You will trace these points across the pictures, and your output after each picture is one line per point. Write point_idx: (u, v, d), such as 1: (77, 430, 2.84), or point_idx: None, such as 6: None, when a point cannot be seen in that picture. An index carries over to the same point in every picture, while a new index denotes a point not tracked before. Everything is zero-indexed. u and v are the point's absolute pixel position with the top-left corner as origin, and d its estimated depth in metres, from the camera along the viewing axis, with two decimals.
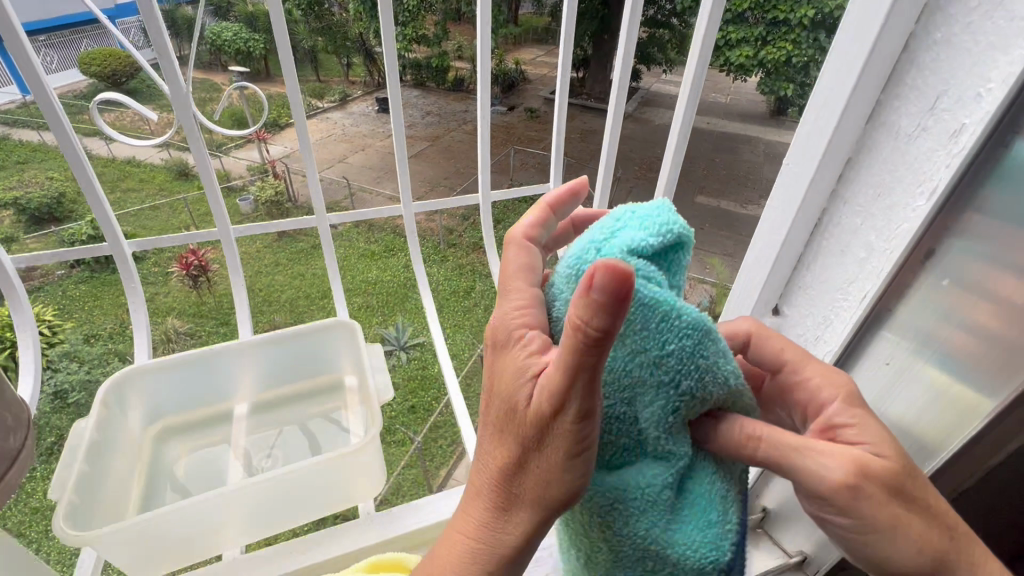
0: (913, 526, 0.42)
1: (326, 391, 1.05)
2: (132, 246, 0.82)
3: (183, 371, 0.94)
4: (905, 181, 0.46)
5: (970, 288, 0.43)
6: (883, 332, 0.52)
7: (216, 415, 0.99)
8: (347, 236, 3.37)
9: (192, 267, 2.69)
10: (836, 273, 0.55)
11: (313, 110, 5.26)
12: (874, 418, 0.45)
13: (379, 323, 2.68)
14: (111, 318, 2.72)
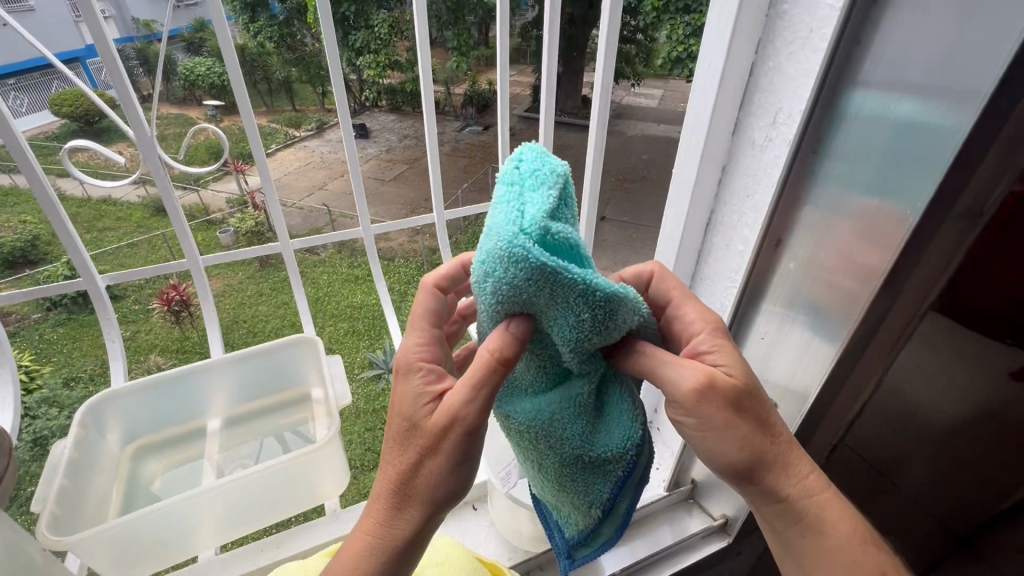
0: (744, 435, 0.49)
1: (294, 401, 1.06)
2: (105, 281, 0.84)
3: (154, 390, 0.96)
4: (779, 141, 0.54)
5: (806, 275, 0.56)
6: (775, 278, 0.60)
7: (187, 431, 1.01)
8: (330, 262, 3.37)
9: (173, 302, 2.66)
10: (726, 258, 0.67)
11: (290, 140, 5.28)
12: (733, 346, 0.53)
13: (366, 347, 2.68)
14: (91, 360, 2.67)
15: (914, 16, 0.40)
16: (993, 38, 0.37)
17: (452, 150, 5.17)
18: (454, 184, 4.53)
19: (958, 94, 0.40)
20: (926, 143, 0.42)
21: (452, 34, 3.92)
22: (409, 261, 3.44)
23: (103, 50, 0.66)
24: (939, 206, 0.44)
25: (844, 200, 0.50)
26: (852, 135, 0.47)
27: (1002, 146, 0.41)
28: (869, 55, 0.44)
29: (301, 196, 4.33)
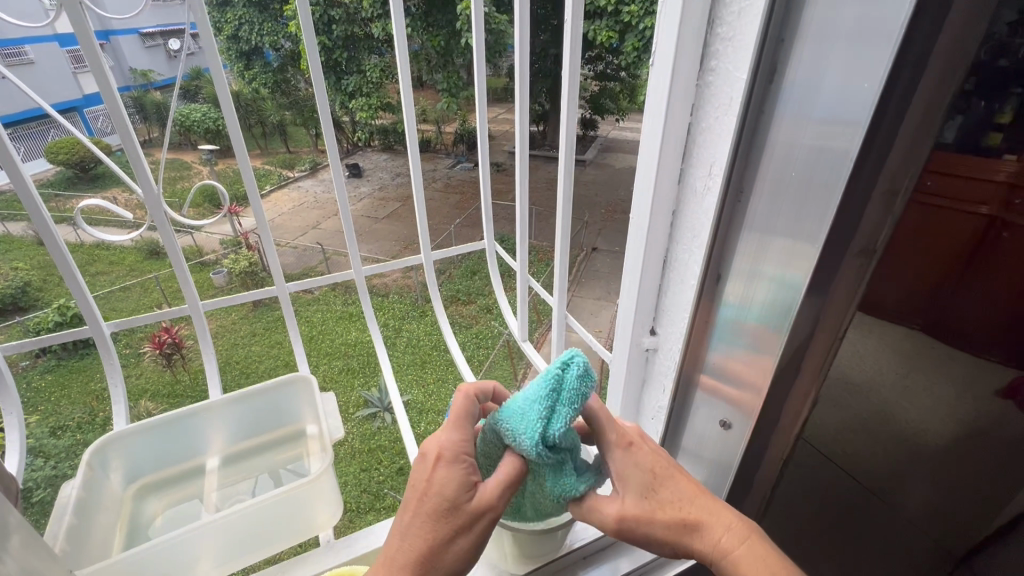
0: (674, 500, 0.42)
1: (291, 439, 1.01)
2: (109, 328, 0.84)
3: (160, 429, 0.89)
4: (692, 189, 0.41)
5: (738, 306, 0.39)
6: (697, 371, 0.46)
7: (187, 470, 0.94)
8: (324, 300, 3.38)
9: (165, 345, 2.61)
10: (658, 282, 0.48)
11: (284, 181, 5.36)
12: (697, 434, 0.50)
13: (360, 386, 2.65)
14: (79, 407, 2.63)
15: (818, 8, 0.28)
16: (877, 15, 0.25)
17: (444, 187, 5.25)
18: (446, 219, 4.59)
19: (842, 97, 0.28)
20: (824, 169, 0.30)
21: (442, 76, 4.04)
22: (403, 297, 3.45)
23: (109, 101, 0.70)
24: (833, 252, 0.32)
25: (763, 256, 0.36)
26: (783, 83, 0.31)
27: (889, 175, 0.29)
28: (785, 69, 0.31)
29: (295, 236, 4.37)
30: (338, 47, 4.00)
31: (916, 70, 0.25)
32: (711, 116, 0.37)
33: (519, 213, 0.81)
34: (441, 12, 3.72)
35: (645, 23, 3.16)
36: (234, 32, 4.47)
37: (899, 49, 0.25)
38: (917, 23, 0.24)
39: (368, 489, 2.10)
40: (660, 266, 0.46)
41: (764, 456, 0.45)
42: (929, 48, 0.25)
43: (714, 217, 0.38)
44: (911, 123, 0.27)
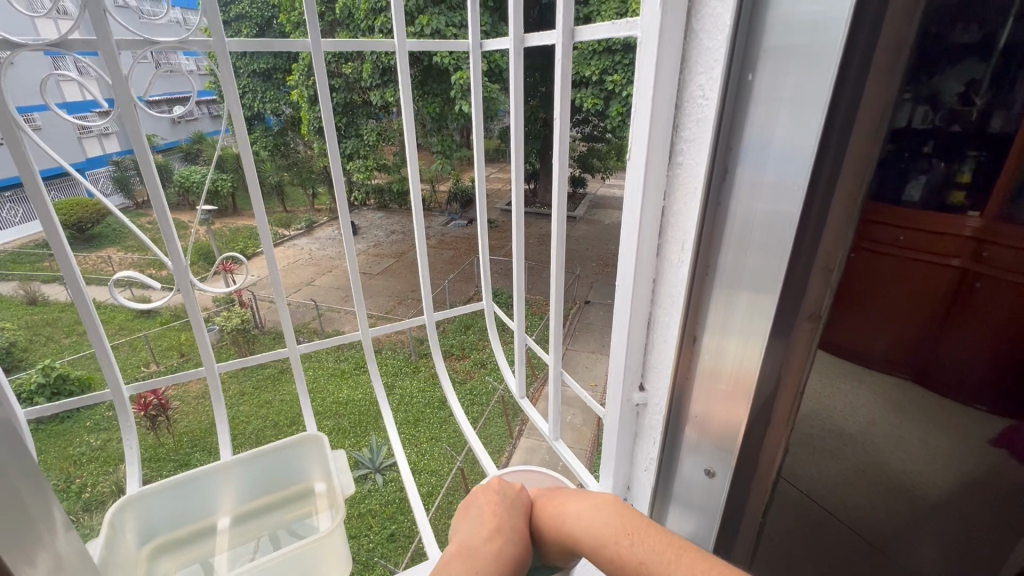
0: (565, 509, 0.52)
1: (298, 497, 0.99)
2: (127, 390, 0.85)
3: (175, 490, 0.87)
4: (666, 261, 0.45)
5: (720, 357, 0.41)
6: (682, 424, 0.48)
7: (201, 528, 0.91)
8: (317, 357, 3.37)
9: (151, 407, 2.56)
10: (656, 334, 0.49)
11: (280, 239, 5.43)
12: (689, 487, 0.50)
13: (352, 445, 2.59)
14: (55, 473, 2.53)
15: (758, 105, 0.33)
16: (807, 105, 0.30)
17: (438, 243, 5.37)
18: (440, 274, 4.65)
19: (784, 170, 0.32)
20: (776, 235, 0.34)
21: (436, 139, 4.22)
22: (396, 352, 3.46)
23: (144, 169, 0.74)
24: (786, 306, 0.35)
25: (731, 315, 0.39)
26: (748, 162, 0.35)
27: (826, 244, 0.32)
28: (735, 159, 0.36)
29: (289, 293, 4.39)
30: (338, 113, 4.20)
31: (837, 154, 0.30)
32: (680, 199, 0.42)
33: (516, 275, 0.84)
34: (436, 82, 3.96)
35: (627, 90, 3.37)
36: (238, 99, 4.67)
37: (824, 130, 0.30)
38: (835, 113, 0.29)
39: (355, 556, 2.02)
40: (644, 327, 0.50)
41: (744, 509, 0.46)
42: (846, 132, 0.29)
43: (686, 285, 0.42)
44: (840, 199, 0.31)
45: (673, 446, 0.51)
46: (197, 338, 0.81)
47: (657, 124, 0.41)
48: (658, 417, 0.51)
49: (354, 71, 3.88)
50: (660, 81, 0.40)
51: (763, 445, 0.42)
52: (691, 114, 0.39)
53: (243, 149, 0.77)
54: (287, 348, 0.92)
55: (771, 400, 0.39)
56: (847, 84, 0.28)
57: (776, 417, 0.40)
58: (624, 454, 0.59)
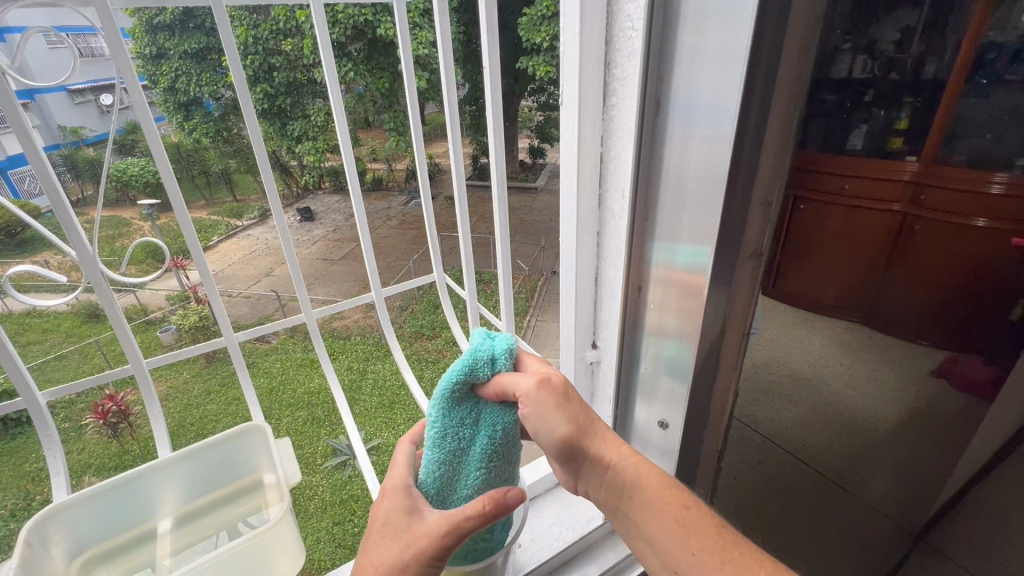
0: (546, 418, 0.38)
1: (244, 491, 0.93)
2: (46, 398, 0.79)
3: (104, 497, 0.80)
4: (610, 212, 0.44)
5: (665, 304, 0.41)
6: (635, 375, 0.48)
7: (140, 533, 0.85)
8: (283, 348, 3.27)
9: (110, 414, 2.39)
10: (604, 288, 0.48)
11: (232, 230, 5.18)
12: (646, 440, 0.51)
13: (328, 434, 2.54)
14: (13, 493, 2.40)
15: (690, 36, 0.31)
16: (731, 39, 0.29)
17: (400, 223, 5.23)
18: (406, 255, 4.53)
19: (715, 111, 0.31)
20: (711, 179, 0.33)
21: (389, 116, 4.06)
22: (365, 337, 3.39)
23: (31, 155, 0.65)
24: (728, 256, 0.35)
25: (672, 273, 0.39)
26: (681, 99, 0.33)
27: (762, 185, 0.33)
28: (669, 95, 0.34)
29: (248, 285, 4.21)
30: (282, 94, 3.96)
31: (766, 87, 0.29)
32: (617, 146, 0.41)
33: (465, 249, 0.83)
34: (383, 56, 3.80)
35: None
36: (171, 84, 4.34)
37: (749, 75, 0.29)
38: (760, 43, 0.28)
39: (343, 543, 1.98)
40: (593, 283, 0.49)
41: (700, 451, 0.48)
42: (775, 62, 0.28)
43: (627, 234, 0.41)
44: (768, 151, 0.31)
45: (628, 398, 0.51)
46: (119, 333, 0.75)
47: (588, 64, 0.39)
48: (608, 369, 0.52)
49: (295, 48, 3.65)
50: (588, 18, 0.38)
51: (716, 387, 0.42)
52: (625, 47, 0.37)
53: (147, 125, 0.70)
54: (222, 336, 0.88)
55: (722, 344, 0.39)
56: (765, 38, 0.28)
57: (724, 360, 0.41)
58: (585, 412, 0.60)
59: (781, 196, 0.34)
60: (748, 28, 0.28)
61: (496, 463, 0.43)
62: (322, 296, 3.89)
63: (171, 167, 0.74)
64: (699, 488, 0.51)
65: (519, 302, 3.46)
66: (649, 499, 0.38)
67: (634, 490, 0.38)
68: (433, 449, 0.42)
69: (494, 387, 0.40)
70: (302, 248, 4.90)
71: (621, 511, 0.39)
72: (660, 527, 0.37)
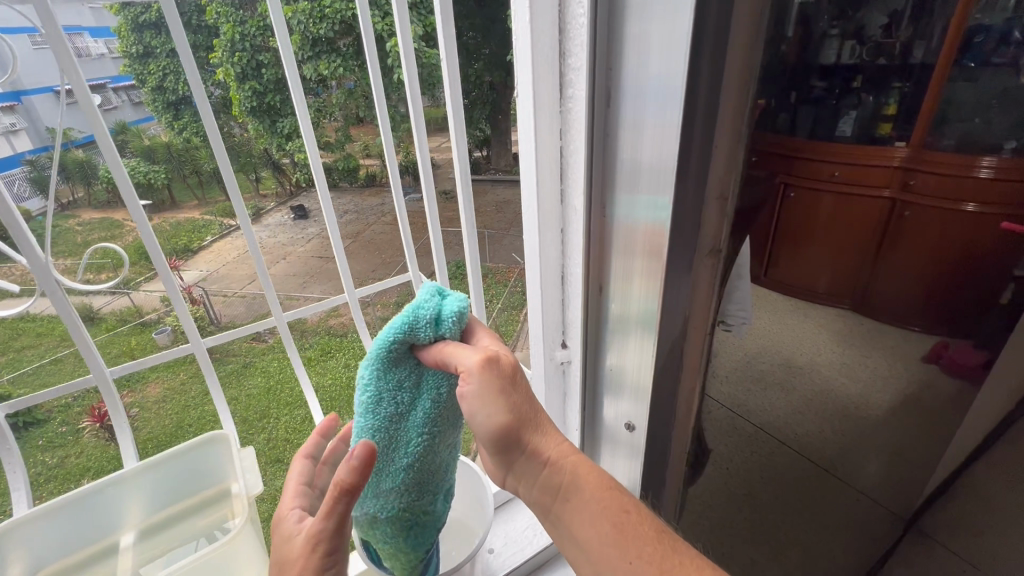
0: (489, 397, 0.40)
1: (211, 502, 0.86)
2: (3, 413, 0.78)
3: (58, 513, 0.76)
4: (570, 208, 0.44)
5: (626, 301, 0.40)
6: (602, 371, 0.48)
7: (99, 550, 0.79)
8: (279, 347, 3.27)
9: (105, 418, 2.37)
10: (568, 284, 0.48)
11: (225, 230, 5.14)
12: (617, 440, 0.50)
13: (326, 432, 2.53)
14: None
15: (634, 27, 0.31)
16: (672, 30, 0.28)
17: (394, 219, 5.19)
18: (401, 252, 4.50)
19: (661, 105, 0.30)
20: (660, 174, 0.32)
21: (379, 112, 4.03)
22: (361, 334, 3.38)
23: None
24: (684, 250, 0.34)
25: (630, 268, 0.39)
26: (630, 92, 0.33)
27: (713, 179, 0.32)
28: (618, 89, 0.34)
29: (242, 285, 4.18)
30: (271, 91, 3.92)
31: (711, 78, 0.29)
32: (573, 140, 0.41)
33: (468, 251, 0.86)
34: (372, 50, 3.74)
35: None
36: (158, 83, 4.28)
37: (691, 68, 0.28)
38: (701, 34, 0.27)
39: None
40: (558, 282, 0.50)
41: (669, 448, 0.47)
42: (719, 53, 0.28)
43: (585, 230, 0.41)
44: (718, 145, 0.31)
45: (597, 395, 0.51)
46: (75, 345, 0.73)
47: (539, 56, 0.39)
48: (575, 366, 0.52)
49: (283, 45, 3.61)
50: (537, 9, 0.37)
51: (682, 384, 0.42)
52: (574, 38, 0.37)
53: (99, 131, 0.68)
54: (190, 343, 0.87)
55: (683, 340, 0.39)
56: (708, 23, 0.27)
57: (687, 356, 0.40)
58: (561, 410, 0.60)
59: (735, 187, 0.34)
60: (687, 16, 0.27)
61: (433, 428, 0.46)
62: (317, 295, 3.87)
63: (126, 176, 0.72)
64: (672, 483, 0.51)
65: (515, 296, 3.45)
66: (586, 501, 0.40)
67: (571, 489, 0.41)
68: (367, 414, 0.45)
69: (433, 351, 0.42)
70: (296, 247, 4.86)
71: (557, 513, 0.42)
72: (596, 528, 0.39)
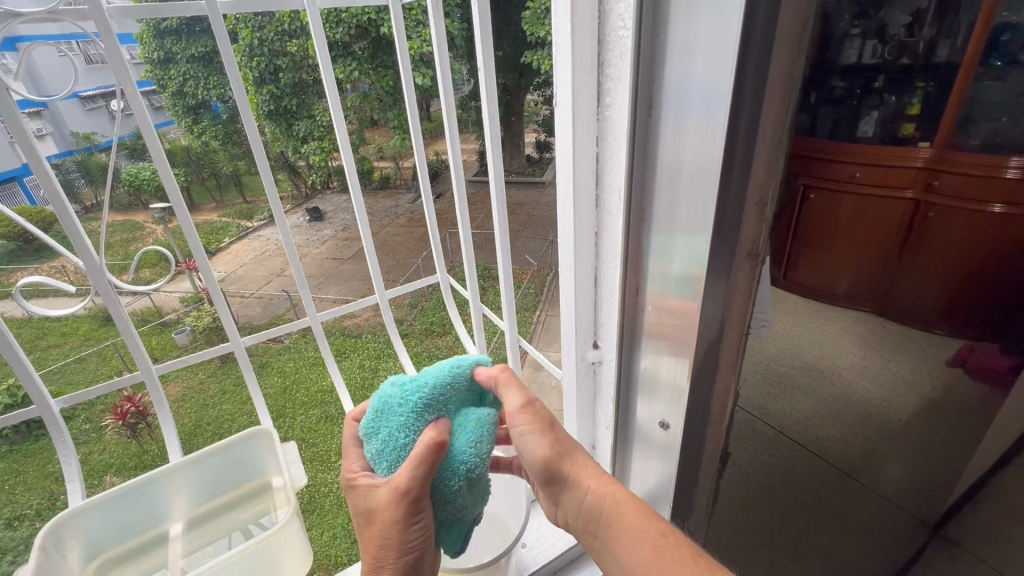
0: (529, 428, 0.47)
1: (255, 493, 0.98)
2: (58, 405, 0.82)
3: (115, 503, 0.86)
4: (607, 212, 0.46)
5: (663, 301, 0.41)
6: (637, 372, 0.49)
7: (153, 537, 0.91)
8: (295, 347, 3.31)
9: (129, 415, 2.43)
10: (608, 282, 0.50)
11: (243, 231, 5.23)
12: (655, 446, 0.50)
13: (341, 431, 2.56)
14: (37, 493, 2.45)
15: (679, 34, 0.32)
16: (718, 36, 0.29)
17: (407, 221, 5.24)
18: (414, 253, 4.53)
19: (705, 108, 0.31)
20: (703, 175, 0.33)
21: (393, 115, 4.07)
22: (375, 335, 3.41)
23: (35, 167, 0.67)
24: (724, 252, 0.34)
25: (669, 267, 0.39)
26: (673, 96, 0.34)
27: (757, 182, 0.32)
28: (661, 93, 0.35)
29: (259, 286, 4.25)
30: (287, 94, 3.98)
31: (758, 78, 0.28)
32: (611, 146, 0.43)
33: (500, 257, 0.86)
34: (387, 54, 3.78)
35: None
36: (179, 88, 4.38)
37: (738, 70, 0.28)
38: (750, 34, 0.27)
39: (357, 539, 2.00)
40: (593, 282, 0.52)
41: (703, 453, 0.47)
42: (766, 54, 0.28)
43: (624, 232, 0.42)
44: (762, 146, 0.31)
45: (631, 395, 0.51)
46: (127, 338, 0.77)
47: (580, 64, 0.41)
48: (613, 362, 0.53)
49: (300, 49, 3.66)
50: (579, 21, 0.40)
51: (719, 386, 0.42)
52: (616, 48, 0.39)
53: (147, 137, 0.72)
54: (229, 341, 0.90)
55: (721, 342, 0.39)
56: (757, 27, 0.27)
57: (725, 360, 0.40)
58: (594, 407, 0.61)
59: (777, 194, 0.33)
60: (737, 20, 0.27)
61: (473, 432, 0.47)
62: (332, 296, 3.92)
63: (173, 180, 0.75)
64: (703, 489, 0.50)
65: (528, 297, 3.45)
66: (627, 525, 0.44)
67: (613, 520, 0.45)
68: (412, 411, 0.48)
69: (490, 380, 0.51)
70: (311, 248, 4.93)
71: (603, 537, 0.45)
72: (636, 551, 0.42)
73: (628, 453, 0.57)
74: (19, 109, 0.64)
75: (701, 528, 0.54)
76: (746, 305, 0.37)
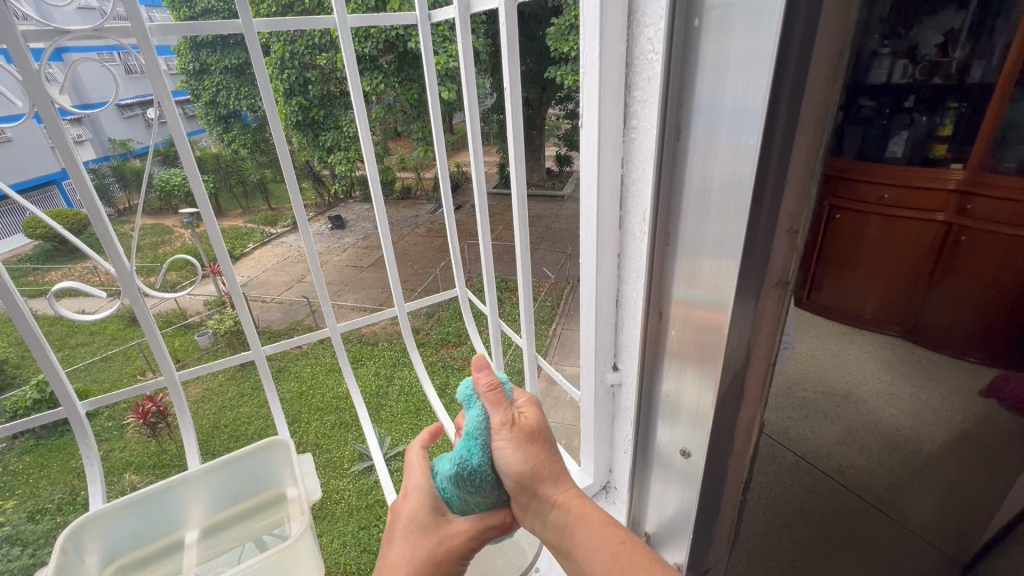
0: (507, 441, 0.52)
1: (270, 504, 0.98)
2: (84, 407, 0.84)
3: (135, 508, 0.88)
4: (631, 232, 0.46)
5: (686, 319, 0.40)
6: (658, 394, 0.48)
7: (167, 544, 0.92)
8: (312, 353, 3.35)
9: (150, 414, 2.48)
10: (632, 299, 0.49)
11: (266, 238, 5.34)
12: (677, 475, 0.49)
13: (355, 439, 2.57)
14: (59, 488, 2.50)
15: (711, 56, 0.32)
16: (753, 64, 0.29)
17: (427, 231, 5.30)
18: (433, 263, 4.57)
19: (737, 131, 0.31)
20: (733, 200, 0.33)
21: (417, 126, 4.14)
22: (392, 344, 3.44)
23: (71, 172, 0.69)
24: (752, 277, 0.33)
25: (695, 287, 0.38)
26: (702, 115, 0.33)
27: (790, 207, 0.31)
28: (690, 114, 0.34)
29: (280, 291, 4.32)
30: (314, 106, 4.08)
31: (792, 105, 0.28)
32: (638, 166, 0.43)
33: (522, 269, 0.86)
34: (412, 67, 3.85)
35: None
36: (212, 98, 4.52)
37: (771, 99, 0.28)
38: (785, 63, 0.27)
39: (367, 548, 1.99)
40: (615, 302, 0.52)
41: (726, 485, 0.45)
42: (801, 82, 0.27)
43: (649, 255, 0.42)
44: (794, 177, 0.30)
45: (651, 415, 0.50)
46: (149, 339, 0.78)
47: (609, 81, 0.42)
48: (634, 380, 0.52)
49: (328, 62, 3.76)
50: (609, 38, 0.40)
51: (744, 416, 0.40)
52: (644, 69, 0.39)
53: (179, 146, 0.74)
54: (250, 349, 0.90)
55: (746, 367, 0.37)
56: (793, 51, 0.26)
57: (748, 389, 0.39)
58: (613, 424, 0.60)
59: (811, 221, 0.32)
60: (772, 41, 0.27)
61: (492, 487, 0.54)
62: (349, 304, 3.97)
63: (204, 189, 0.77)
64: (724, 522, 0.48)
65: (545, 310, 3.44)
66: (588, 532, 0.47)
67: (576, 525, 0.48)
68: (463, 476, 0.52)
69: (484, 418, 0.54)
70: (331, 256, 5.00)
71: (569, 547, 0.48)
72: (596, 555, 0.46)
73: (646, 476, 0.55)
74: (61, 118, 0.67)
75: (723, 560, 0.52)
76: (773, 332, 0.36)
